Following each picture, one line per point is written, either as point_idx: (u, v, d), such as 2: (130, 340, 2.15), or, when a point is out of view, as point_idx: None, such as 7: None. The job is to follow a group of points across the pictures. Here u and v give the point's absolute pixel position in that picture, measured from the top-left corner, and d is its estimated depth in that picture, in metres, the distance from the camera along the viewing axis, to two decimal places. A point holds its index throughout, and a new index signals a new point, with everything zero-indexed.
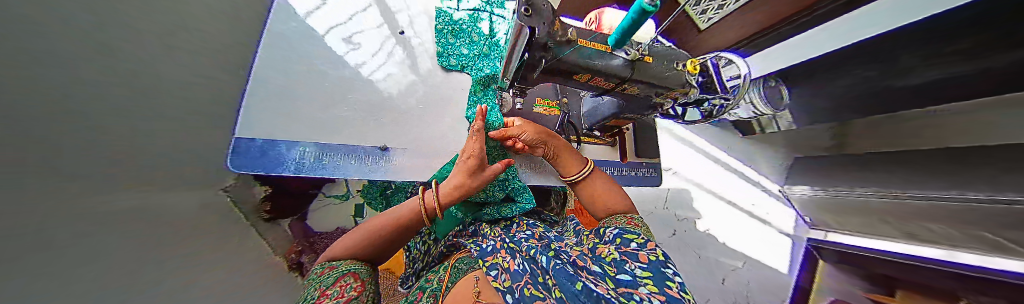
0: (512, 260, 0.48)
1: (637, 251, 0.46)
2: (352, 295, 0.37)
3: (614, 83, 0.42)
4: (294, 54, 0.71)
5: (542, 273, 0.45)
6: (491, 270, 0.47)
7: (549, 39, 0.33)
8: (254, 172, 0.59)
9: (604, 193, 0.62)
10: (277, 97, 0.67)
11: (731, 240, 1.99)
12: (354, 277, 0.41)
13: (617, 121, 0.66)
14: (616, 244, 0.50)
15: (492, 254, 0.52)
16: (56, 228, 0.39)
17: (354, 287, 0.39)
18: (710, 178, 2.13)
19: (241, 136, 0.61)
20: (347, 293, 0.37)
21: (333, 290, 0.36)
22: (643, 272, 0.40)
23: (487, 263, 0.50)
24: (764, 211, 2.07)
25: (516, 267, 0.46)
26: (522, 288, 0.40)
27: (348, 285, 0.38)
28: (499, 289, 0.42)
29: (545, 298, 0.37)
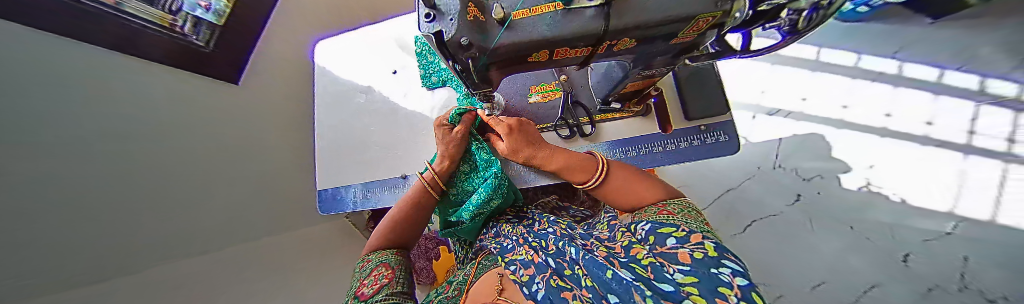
0: (535, 253, 0.42)
1: (674, 250, 0.31)
2: (383, 282, 0.40)
3: (590, 45, 0.30)
4: (334, 114, 0.87)
5: (569, 265, 0.37)
6: (511, 265, 0.42)
7: (469, 31, 0.26)
8: (333, 212, 0.79)
9: (623, 188, 0.47)
10: (331, 149, 0.84)
11: (924, 193, 1.28)
12: (387, 267, 0.45)
13: (637, 85, 0.49)
14: (648, 244, 0.36)
15: (513, 250, 0.46)
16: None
17: (385, 276, 0.42)
18: (857, 108, 1.42)
19: (321, 188, 0.82)
20: (379, 281, 0.41)
21: (368, 280, 0.41)
22: (685, 279, 0.25)
23: (507, 259, 0.44)
24: (1003, 136, 1.24)
25: (539, 260, 0.40)
26: (546, 279, 0.35)
27: (380, 273, 0.43)
28: (519, 285, 0.37)
29: (572, 291, 0.31)
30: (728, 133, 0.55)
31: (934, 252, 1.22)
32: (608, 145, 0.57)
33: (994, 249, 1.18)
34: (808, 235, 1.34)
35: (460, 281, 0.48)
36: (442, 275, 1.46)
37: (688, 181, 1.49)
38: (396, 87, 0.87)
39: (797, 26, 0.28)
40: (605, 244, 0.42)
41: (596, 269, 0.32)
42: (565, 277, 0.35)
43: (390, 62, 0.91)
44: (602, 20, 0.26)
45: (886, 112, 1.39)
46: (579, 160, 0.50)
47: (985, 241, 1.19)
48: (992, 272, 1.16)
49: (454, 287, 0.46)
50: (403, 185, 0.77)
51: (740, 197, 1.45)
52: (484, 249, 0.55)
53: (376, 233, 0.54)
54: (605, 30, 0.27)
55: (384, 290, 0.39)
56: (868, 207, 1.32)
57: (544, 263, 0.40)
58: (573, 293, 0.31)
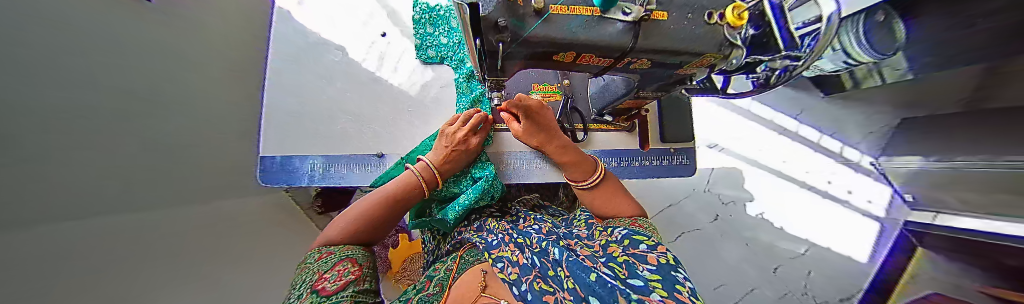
0: (520, 253, 0.42)
1: (645, 254, 0.36)
2: (350, 279, 0.35)
3: (614, 58, 0.31)
4: (297, 68, 0.74)
5: (553, 267, 0.38)
6: (497, 262, 0.42)
7: (506, 12, 0.24)
8: (280, 185, 0.66)
9: (612, 196, 0.52)
10: (288, 110, 0.71)
11: (794, 223, 1.70)
12: (354, 263, 0.39)
13: (632, 103, 0.53)
14: (623, 246, 0.40)
15: (499, 247, 0.46)
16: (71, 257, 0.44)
17: (352, 271, 0.37)
18: (768, 153, 1.80)
19: (264, 155, 0.68)
20: (345, 276, 0.35)
21: (331, 274, 0.35)
22: (651, 276, 0.29)
23: (494, 255, 0.44)
24: (844, 189, 1.72)
25: (524, 261, 0.40)
26: (530, 282, 0.34)
27: (345, 269, 0.37)
28: (508, 284, 0.36)
29: (553, 293, 0.31)
30: (690, 158, 0.64)
31: (793, 267, 1.65)
32: (595, 153, 0.61)
33: (824, 267, 1.65)
34: (718, 247, 1.67)
35: (442, 277, 0.46)
36: (399, 263, 1.40)
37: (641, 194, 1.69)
38: (383, 53, 0.78)
39: (767, 81, 0.39)
40: (586, 244, 0.45)
41: (579, 272, 0.34)
42: (548, 279, 0.36)
43: (376, 23, 0.80)
44: (631, 37, 0.28)
45: (785, 159, 1.79)
46: (580, 160, 0.55)
47: (821, 261, 1.65)
48: (819, 283, 1.62)
49: (435, 283, 0.44)
50: (378, 166, 0.70)
51: (677, 212, 1.72)
52: (466, 243, 0.54)
53: (337, 229, 0.44)
54: (632, 46, 0.29)
55: (352, 286, 0.34)
56: (758, 229, 1.71)
57: (529, 263, 0.40)
58: (555, 296, 0.30)
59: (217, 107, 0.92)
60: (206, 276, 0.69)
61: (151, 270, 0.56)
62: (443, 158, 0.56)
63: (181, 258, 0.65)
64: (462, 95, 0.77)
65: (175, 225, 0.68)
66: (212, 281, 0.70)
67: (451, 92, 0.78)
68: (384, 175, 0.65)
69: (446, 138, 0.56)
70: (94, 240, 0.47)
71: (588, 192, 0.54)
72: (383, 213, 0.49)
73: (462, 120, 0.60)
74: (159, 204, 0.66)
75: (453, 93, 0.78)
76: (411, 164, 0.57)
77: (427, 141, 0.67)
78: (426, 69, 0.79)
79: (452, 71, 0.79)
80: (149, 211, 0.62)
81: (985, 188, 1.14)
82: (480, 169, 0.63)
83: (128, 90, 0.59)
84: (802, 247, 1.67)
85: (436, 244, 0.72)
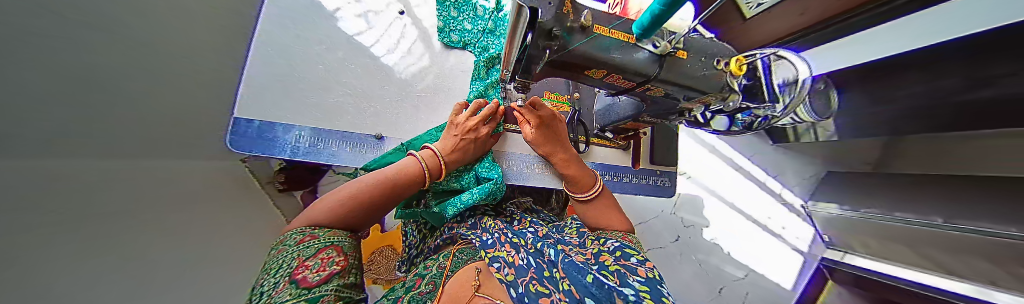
0: (517, 254, 0.41)
1: (636, 266, 0.39)
2: (334, 270, 0.31)
3: (637, 82, 0.35)
4: (298, 28, 0.68)
5: (550, 268, 0.38)
6: (494, 262, 0.40)
7: (558, 24, 0.27)
8: (252, 153, 0.58)
9: (608, 212, 0.55)
10: (281, 70, 0.65)
11: (739, 251, 1.94)
12: (338, 251, 0.35)
13: (633, 124, 0.58)
14: (614, 256, 0.43)
15: (495, 246, 0.45)
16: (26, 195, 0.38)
17: (338, 261, 0.33)
18: (726, 186, 2.03)
19: (239, 117, 0.59)
20: (329, 266, 0.31)
21: (313, 262, 0.30)
22: (639, 286, 0.32)
23: (489, 254, 0.42)
24: (780, 225, 2.00)
25: (521, 261, 0.39)
26: (527, 283, 0.33)
27: (330, 258, 0.33)
28: (504, 284, 0.34)
29: (550, 295, 0.31)
30: (671, 180, 0.72)
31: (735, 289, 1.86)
32: (593, 165, 0.65)
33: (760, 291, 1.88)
34: (676, 265, 1.84)
35: (434, 275, 0.45)
36: (366, 254, 1.31)
37: None
38: (399, 32, 0.79)
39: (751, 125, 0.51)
40: (579, 251, 0.47)
41: (575, 273, 0.35)
42: (545, 281, 0.35)
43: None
44: (657, 66, 0.32)
45: (738, 193, 2.03)
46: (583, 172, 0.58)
47: (756, 285, 1.89)
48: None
49: (427, 281, 0.44)
50: (376, 149, 0.68)
51: (645, 230, 1.86)
52: (460, 239, 0.53)
53: (330, 202, 0.41)
54: (656, 75, 0.33)
55: (336, 279, 0.30)
56: (710, 253, 1.92)
57: (525, 264, 0.40)
58: (551, 298, 0.30)
59: (207, 56, 0.85)
60: (163, 240, 0.61)
61: (98, 220, 0.48)
62: (452, 147, 0.55)
63: (135, 215, 0.57)
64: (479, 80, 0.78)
65: (129, 179, 0.59)
66: (169, 247, 0.62)
67: (468, 77, 0.82)
68: (378, 160, 0.62)
69: (457, 126, 0.56)
70: (43, 186, 0.39)
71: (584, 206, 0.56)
72: (377, 200, 0.45)
73: (473, 109, 0.60)
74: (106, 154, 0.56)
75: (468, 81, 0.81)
76: (413, 152, 0.54)
77: (431, 131, 0.65)
78: (437, 53, 0.81)
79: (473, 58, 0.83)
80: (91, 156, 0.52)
81: (884, 237, 1.40)
82: (488, 170, 0.61)
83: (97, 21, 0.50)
84: (743, 272, 1.90)
85: (421, 237, 0.69)
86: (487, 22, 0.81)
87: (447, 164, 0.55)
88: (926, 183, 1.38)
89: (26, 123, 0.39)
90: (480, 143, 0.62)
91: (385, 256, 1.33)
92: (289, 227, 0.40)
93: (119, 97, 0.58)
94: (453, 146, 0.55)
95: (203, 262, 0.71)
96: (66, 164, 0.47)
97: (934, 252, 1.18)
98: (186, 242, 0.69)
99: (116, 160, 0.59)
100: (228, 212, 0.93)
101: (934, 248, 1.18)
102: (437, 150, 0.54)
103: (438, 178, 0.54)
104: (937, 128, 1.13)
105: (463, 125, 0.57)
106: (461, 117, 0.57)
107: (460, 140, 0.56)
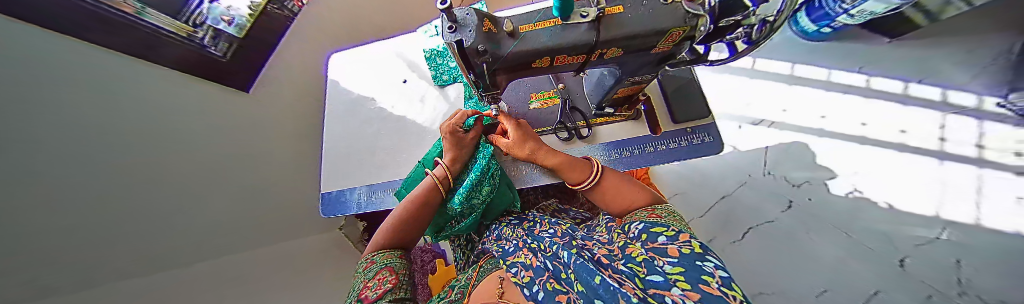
0: (534, 256, 0.43)
1: (664, 246, 0.34)
2: (387, 287, 0.41)
3: (585, 53, 0.36)
4: (345, 120, 0.92)
5: (563, 269, 0.37)
6: (513, 268, 0.43)
7: (484, 41, 0.31)
8: (335, 214, 0.78)
9: (620, 188, 0.51)
10: (340, 151, 0.87)
11: (908, 201, 1.37)
12: (391, 271, 0.46)
13: (626, 92, 0.55)
14: (642, 241, 0.38)
15: (514, 253, 0.47)
16: None
17: (390, 280, 0.43)
18: (829, 117, 1.55)
19: (324, 191, 0.83)
20: (383, 285, 0.41)
21: (373, 283, 0.42)
22: (673, 270, 0.29)
23: (509, 261, 0.45)
24: (968, 144, 1.38)
25: (538, 264, 0.40)
26: (543, 283, 0.35)
27: (384, 278, 0.44)
28: (519, 287, 0.38)
29: (566, 292, 0.31)
30: (711, 134, 0.61)
31: (929, 254, 1.28)
32: (605, 147, 0.61)
33: (982, 252, 1.24)
34: (804, 240, 1.40)
35: (462, 286, 0.50)
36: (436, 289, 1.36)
37: (683, 189, 1.58)
38: (403, 95, 0.94)
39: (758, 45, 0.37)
40: (606, 246, 0.44)
41: (585, 274, 0.32)
42: (563, 280, 0.35)
43: (393, 75, 0.99)
44: (594, 33, 0.32)
45: (857, 119, 1.52)
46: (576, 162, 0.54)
47: (972, 242, 1.26)
48: (973, 271, 1.22)
49: (456, 291, 0.48)
50: None
51: (735, 203, 1.53)
52: (486, 253, 0.58)
53: (381, 233, 0.55)
54: (597, 40, 0.33)
55: (389, 295, 0.39)
56: (856, 216, 1.40)
57: (542, 266, 0.40)
58: (568, 297, 0.30)
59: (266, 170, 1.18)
60: None
61: None
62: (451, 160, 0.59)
63: None
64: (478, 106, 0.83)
65: None
66: None
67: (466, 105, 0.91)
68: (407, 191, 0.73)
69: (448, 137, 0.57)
70: None
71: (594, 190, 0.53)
72: (405, 228, 0.55)
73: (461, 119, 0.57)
74: None
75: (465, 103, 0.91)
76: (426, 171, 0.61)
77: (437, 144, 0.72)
78: (450, 100, 0.94)
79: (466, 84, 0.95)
80: None
81: None
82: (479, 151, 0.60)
83: None
84: (936, 230, 1.31)
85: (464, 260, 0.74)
86: None
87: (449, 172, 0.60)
88: None
89: None
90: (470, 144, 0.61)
91: None
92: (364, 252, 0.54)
93: None
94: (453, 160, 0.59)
95: None
96: None
97: None
98: None
99: None
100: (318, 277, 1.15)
101: None
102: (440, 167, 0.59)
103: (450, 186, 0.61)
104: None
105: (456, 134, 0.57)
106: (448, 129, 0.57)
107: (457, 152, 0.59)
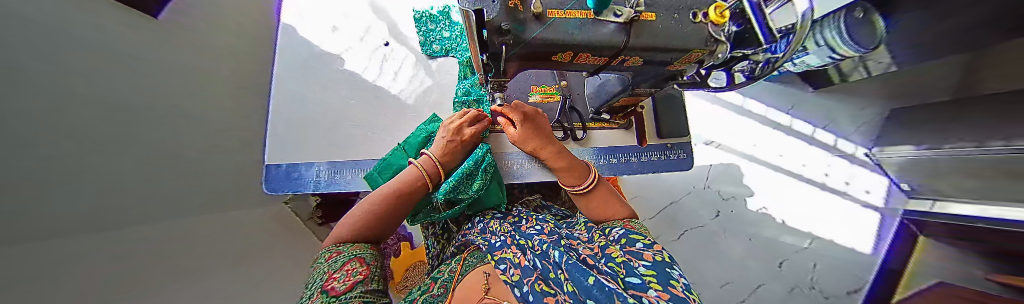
0: (522, 255, 0.41)
1: (641, 251, 0.36)
2: (357, 279, 0.36)
3: (609, 56, 0.34)
4: (305, 80, 0.76)
5: (553, 269, 0.36)
6: (500, 264, 0.41)
7: (507, 18, 0.27)
8: (284, 193, 0.66)
9: (605, 201, 0.52)
10: (294, 117, 0.73)
11: (793, 218, 1.76)
12: (361, 262, 0.41)
13: (627, 101, 0.55)
14: (620, 245, 0.40)
15: (502, 248, 0.45)
16: (58, 277, 0.43)
17: (360, 271, 0.39)
18: (762, 147, 1.86)
19: (270, 163, 0.68)
20: (352, 276, 0.37)
21: (340, 274, 0.37)
22: (646, 272, 0.30)
23: (496, 257, 0.43)
24: (840, 181, 1.80)
25: (527, 263, 0.38)
26: (531, 283, 0.33)
27: (353, 269, 0.39)
28: (509, 285, 0.36)
29: (555, 294, 0.30)
30: (687, 152, 0.66)
31: (799, 259, 1.69)
32: (596, 151, 0.63)
33: (831, 259, 1.68)
34: (722, 244, 1.71)
35: (446, 279, 0.47)
36: (399, 272, 1.32)
37: (640, 194, 1.76)
38: (383, 62, 0.82)
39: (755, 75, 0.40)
40: (586, 244, 0.44)
41: (575, 275, 0.31)
42: (551, 281, 0.34)
43: (372, 35, 0.84)
44: (623, 35, 0.30)
45: (779, 151, 1.86)
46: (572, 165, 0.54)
47: (828, 253, 1.69)
48: (823, 274, 1.65)
49: (439, 285, 0.46)
50: None
51: (679, 209, 1.77)
52: (471, 245, 0.55)
53: (353, 219, 0.47)
54: (625, 44, 0.31)
55: (359, 286, 0.35)
56: (760, 225, 1.75)
57: (530, 265, 0.39)
58: (557, 298, 0.29)
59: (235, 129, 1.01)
60: (184, 291, 0.66)
61: (123, 284, 0.53)
62: (443, 150, 0.56)
63: (150, 273, 0.61)
64: (472, 89, 0.76)
65: (145, 241, 0.64)
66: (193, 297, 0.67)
67: (454, 84, 0.83)
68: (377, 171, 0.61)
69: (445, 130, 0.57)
70: (53, 263, 0.44)
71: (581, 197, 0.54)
72: (374, 219, 0.48)
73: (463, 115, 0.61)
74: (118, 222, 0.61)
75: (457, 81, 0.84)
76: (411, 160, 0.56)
77: (422, 127, 0.67)
78: (438, 75, 0.84)
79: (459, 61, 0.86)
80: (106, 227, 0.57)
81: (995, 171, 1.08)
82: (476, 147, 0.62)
83: (89, 105, 0.56)
84: (806, 241, 1.72)
85: (440, 249, 0.70)
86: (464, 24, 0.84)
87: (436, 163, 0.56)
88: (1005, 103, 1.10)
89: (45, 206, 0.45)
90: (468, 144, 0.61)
91: (416, 270, 1.31)
92: (324, 244, 0.47)
93: (129, 167, 0.64)
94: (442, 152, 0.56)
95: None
96: (84, 236, 0.52)
97: None
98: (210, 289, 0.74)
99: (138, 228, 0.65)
100: (259, 253, 1.00)
101: None
102: (428, 155, 0.56)
103: (435, 179, 0.56)
104: (1000, 17, 0.88)
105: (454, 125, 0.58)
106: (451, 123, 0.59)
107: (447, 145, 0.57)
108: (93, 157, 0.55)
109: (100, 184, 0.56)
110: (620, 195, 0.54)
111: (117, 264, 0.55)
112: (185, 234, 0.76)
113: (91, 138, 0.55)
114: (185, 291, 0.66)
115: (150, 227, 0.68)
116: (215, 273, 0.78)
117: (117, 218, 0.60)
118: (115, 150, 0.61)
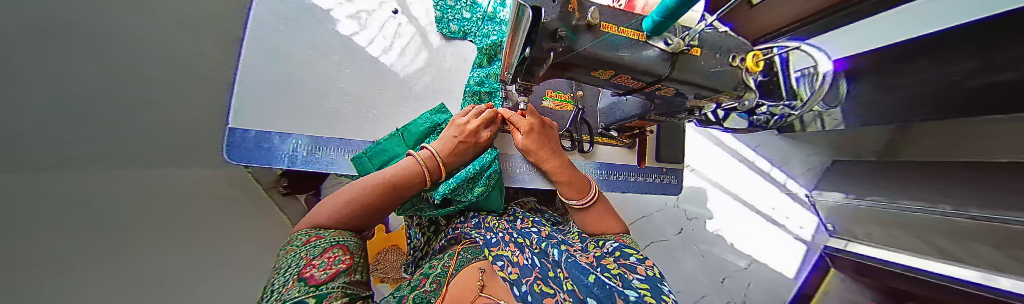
0: (521, 253, 0.39)
1: (636, 265, 0.36)
2: (340, 268, 0.32)
3: (647, 82, 0.33)
4: (293, 34, 0.66)
5: (553, 268, 0.35)
6: (497, 261, 0.39)
7: (563, 23, 0.24)
8: (252, 164, 0.58)
9: (602, 217, 0.52)
10: (273, 75, 0.63)
11: (740, 241, 1.98)
12: (344, 250, 0.36)
13: (639, 123, 0.56)
14: (614, 258, 0.40)
15: (498, 245, 0.43)
16: (28, 221, 0.37)
17: (343, 260, 0.34)
18: (727, 176, 2.04)
19: (235, 127, 0.58)
20: (335, 265, 0.32)
21: (320, 261, 0.31)
22: (640, 285, 0.30)
23: (493, 254, 0.41)
24: (783, 215, 2.02)
25: (525, 261, 0.37)
26: (530, 283, 0.31)
27: (336, 257, 0.33)
28: (507, 283, 0.34)
29: (555, 294, 0.28)
30: (677, 178, 0.70)
31: (739, 277, 1.93)
32: (599, 166, 0.64)
33: (763, 280, 1.94)
34: (679, 258, 1.89)
35: (439, 274, 0.45)
36: (372, 254, 1.26)
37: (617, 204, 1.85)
38: (390, 33, 0.75)
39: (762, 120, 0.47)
40: (584, 252, 0.44)
41: (577, 275, 0.31)
42: (549, 280, 0.32)
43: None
44: (667, 65, 0.30)
45: (740, 182, 2.05)
46: (575, 180, 0.54)
47: (761, 275, 1.95)
48: (755, 291, 1.91)
49: (433, 281, 0.43)
50: None
51: (648, 223, 1.90)
52: (465, 239, 0.53)
53: (338, 205, 0.42)
54: (667, 75, 0.31)
55: (342, 276, 0.30)
56: (713, 244, 1.96)
57: (529, 264, 0.37)
58: (556, 297, 0.27)
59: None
60: (151, 250, 0.59)
61: (81, 237, 0.46)
62: (451, 148, 0.53)
63: (118, 226, 0.54)
64: (485, 80, 0.73)
65: (104, 191, 0.56)
66: (160, 258, 0.60)
67: (467, 71, 0.79)
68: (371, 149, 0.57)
69: (456, 128, 0.54)
70: (26, 203, 0.38)
71: (580, 213, 0.53)
72: (363, 208, 0.43)
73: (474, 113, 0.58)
74: (77, 167, 0.52)
75: (470, 68, 0.80)
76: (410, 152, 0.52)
77: (425, 114, 0.63)
78: (450, 58, 0.79)
79: (475, 47, 0.81)
80: (61, 169, 0.49)
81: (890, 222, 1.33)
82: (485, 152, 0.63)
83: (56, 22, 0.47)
84: (745, 261, 1.96)
85: (425, 242, 0.67)
86: (487, 8, 0.80)
87: (441, 163, 0.52)
88: (917, 170, 1.34)
89: (14, 138, 0.38)
90: (480, 148, 0.59)
91: (391, 256, 1.28)
92: (298, 228, 0.41)
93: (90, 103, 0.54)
94: (450, 152, 0.53)
95: (194, 274, 0.69)
96: (46, 177, 0.45)
97: (935, 239, 1.15)
98: (176, 251, 0.67)
99: (94, 176, 0.55)
100: (218, 219, 0.90)
101: (930, 235, 1.17)
102: (432, 149, 0.53)
103: (436, 176, 0.52)
104: (910, 105, 1.02)
105: (465, 124, 0.56)
106: (460, 121, 0.56)
107: (456, 144, 0.54)
108: (54, 86, 0.46)
109: (59, 119, 0.48)
110: (615, 213, 0.55)
111: (80, 215, 0.48)
112: (155, 192, 0.69)
113: (60, 65, 0.47)
114: (151, 250, 0.59)
115: (107, 175, 0.59)
116: (187, 235, 0.73)
117: (70, 161, 0.51)
118: (78, 80, 0.52)
